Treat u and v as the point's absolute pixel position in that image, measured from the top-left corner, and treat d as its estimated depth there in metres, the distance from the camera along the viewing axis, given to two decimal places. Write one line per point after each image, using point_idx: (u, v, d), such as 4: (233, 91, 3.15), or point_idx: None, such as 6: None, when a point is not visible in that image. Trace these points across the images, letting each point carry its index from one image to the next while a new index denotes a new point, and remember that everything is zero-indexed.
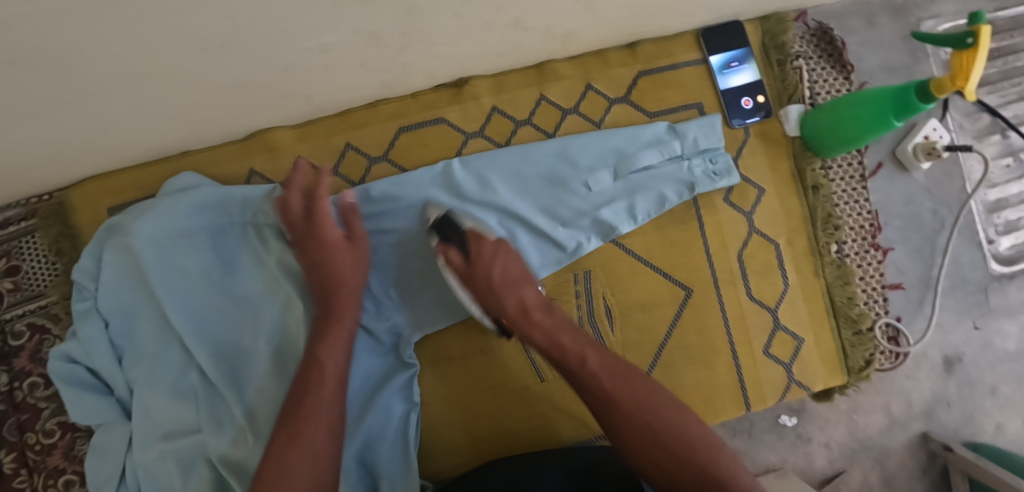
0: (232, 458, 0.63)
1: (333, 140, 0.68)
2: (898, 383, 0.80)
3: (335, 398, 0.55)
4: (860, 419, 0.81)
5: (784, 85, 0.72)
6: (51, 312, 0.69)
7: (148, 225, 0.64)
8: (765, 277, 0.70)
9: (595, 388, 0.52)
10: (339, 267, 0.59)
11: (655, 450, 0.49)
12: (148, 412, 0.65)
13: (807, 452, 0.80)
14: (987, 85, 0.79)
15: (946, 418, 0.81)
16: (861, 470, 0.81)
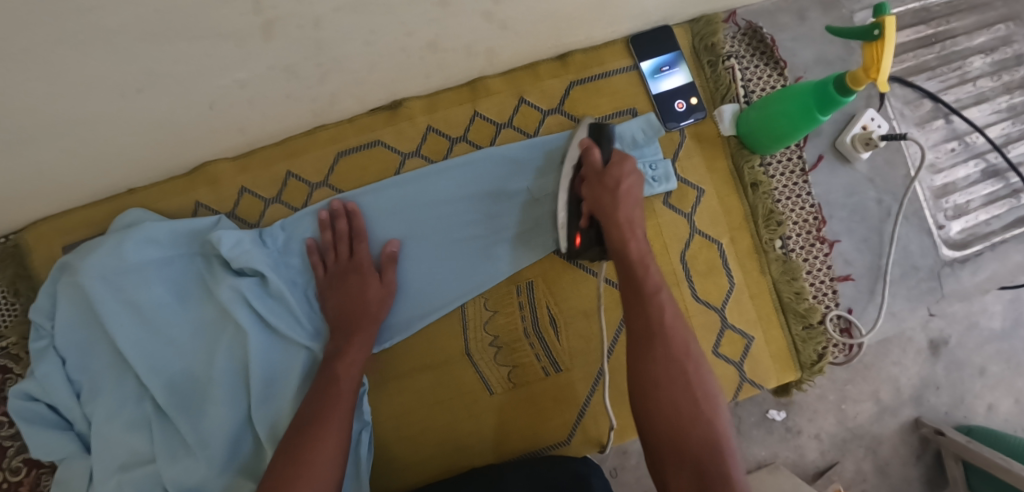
0: (188, 485, 0.63)
1: (274, 168, 0.70)
2: (886, 374, 1.01)
3: (347, 405, 0.57)
4: (848, 409, 1.00)
5: (717, 85, 0.72)
6: (11, 352, 0.70)
7: (96, 261, 0.64)
8: (709, 277, 0.71)
9: (644, 318, 0.53)
10: (365, 296, 0.63)
11: (679, 399, 0.49)
12: (106, 446, 0.65)
13: (797, 445, 1.00)
14: (927, 71, 0.78)
15: (937, 402, 1.02)
16: (854, 460, 1.00)
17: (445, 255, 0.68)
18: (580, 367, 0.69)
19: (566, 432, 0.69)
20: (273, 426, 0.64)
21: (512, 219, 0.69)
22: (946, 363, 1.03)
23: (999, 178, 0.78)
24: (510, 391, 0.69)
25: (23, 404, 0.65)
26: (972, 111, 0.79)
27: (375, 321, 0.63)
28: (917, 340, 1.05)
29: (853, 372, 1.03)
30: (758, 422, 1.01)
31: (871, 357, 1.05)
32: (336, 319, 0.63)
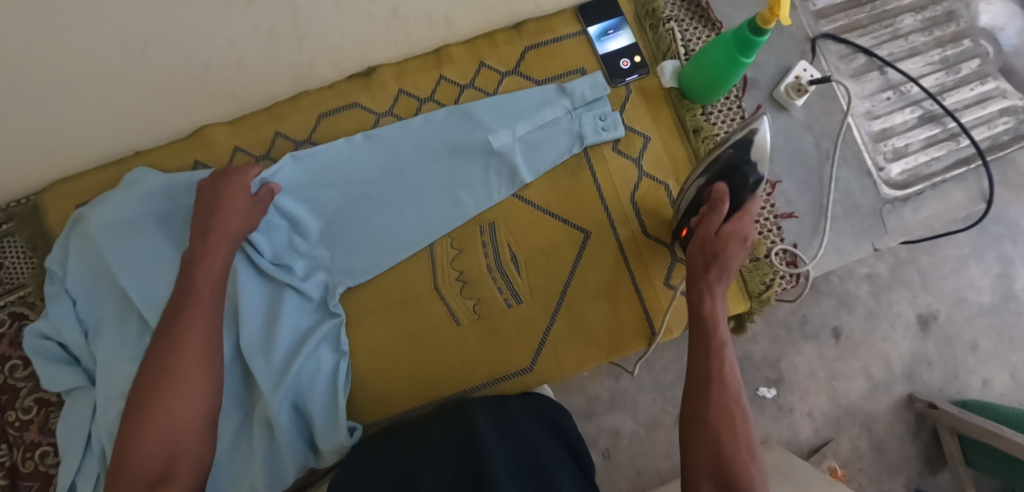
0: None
1: (262, 130, 0.77)
2: (877, 348, 1.08)
3: (209, 310, 0.62)
4: (841, 385, 1.08)
5: (659, 45, 0.79)
6: (27, 300, 0.79)
7: (106, 213, 0.73)
8: (658, 215, 0.77)
9: (704, 364, 0.57)
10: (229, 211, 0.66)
11: (724, 438, 0.52)
12: (106, 379, 0.71)
13: (790, 423, 1.07)
14: (859, 29, 0.83)
15: (931, 378, 1.08)
16: (850, 438, 1.06)
17: (408, 203, 0.74)
18: (540, 299, 0.74)
19: (527, 360, 0.74)
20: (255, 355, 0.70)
21: (470, 167, 0.75)
22: (937, 338, 1.09)
23: (936, 123, 0.82)
24: (475, 323, 0.74)
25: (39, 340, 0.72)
26: (906, 64, 0.82)
27: (234, 233, 0.66)
28: (906, 315, 1.09)
29: (843, 349, 1.08)
30: (749, 401, 1.07)
31: (862, 333, 1.09)
32: (195, 229, 0.66)
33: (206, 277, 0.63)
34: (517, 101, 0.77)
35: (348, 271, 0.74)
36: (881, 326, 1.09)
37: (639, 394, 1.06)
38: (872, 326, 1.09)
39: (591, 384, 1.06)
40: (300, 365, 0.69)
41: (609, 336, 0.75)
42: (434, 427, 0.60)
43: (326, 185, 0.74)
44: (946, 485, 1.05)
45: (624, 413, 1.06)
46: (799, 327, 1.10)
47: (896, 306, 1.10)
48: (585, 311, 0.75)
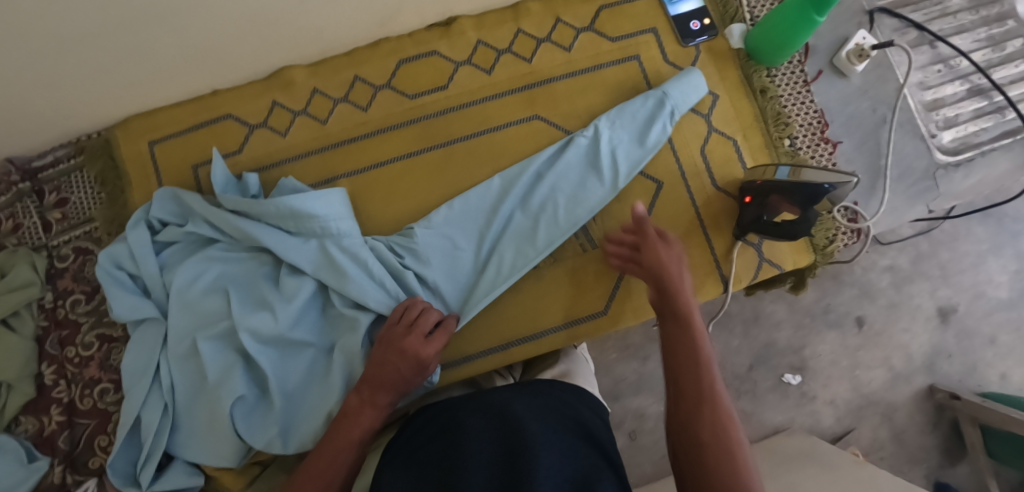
0: (263, 336, 0.68)
1: (342, 74, 0.78)
2: (896, 338, 1.10)
3: (343, 463, 0.56)
4: (863, 374, 1.09)
5: (726, 9, 0.82)
6: (93, 236, 0.78)
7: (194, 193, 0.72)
8: (727, 169, 0.79)
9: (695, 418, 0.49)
10: (399, 367, 0.60)
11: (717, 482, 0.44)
12: (185, 308, 0.70)
13: (812, 410, 1.08)
14: (910, 5, 0.86)
15: (950, 369, 1.10)
16: (871, 427, 1.08)
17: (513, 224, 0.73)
18: None
19: (602, 303, 0.75)
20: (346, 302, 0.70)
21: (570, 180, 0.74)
22: (957, 330, 1.10)
23: (984, 96, 0.85)
24: (550, 265, 0.75)
25: (112, 269, 0.71)
26: (955, 40, 0.86)
27: (399, 387, 0.60)
28: (926, 308, 1.11)
29: (865, 339, 1.10)
30: (773, 387, 1.09)
31: (884, 323, 1.10)
32: (365, 376, 0.61)
33: (355, 423, 0.58)
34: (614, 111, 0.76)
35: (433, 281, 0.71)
36: (901, 318, 1.10)
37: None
38: (893, 318, 1.11)
39: (619, 366, 1.05)
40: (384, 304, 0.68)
41: None
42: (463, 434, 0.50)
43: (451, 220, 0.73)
44: (965, 477, 1.07)
45: (650, 395, 1.06)
46: (823, 315, 1.11)
47: (917, 298, 1.11)
48: None
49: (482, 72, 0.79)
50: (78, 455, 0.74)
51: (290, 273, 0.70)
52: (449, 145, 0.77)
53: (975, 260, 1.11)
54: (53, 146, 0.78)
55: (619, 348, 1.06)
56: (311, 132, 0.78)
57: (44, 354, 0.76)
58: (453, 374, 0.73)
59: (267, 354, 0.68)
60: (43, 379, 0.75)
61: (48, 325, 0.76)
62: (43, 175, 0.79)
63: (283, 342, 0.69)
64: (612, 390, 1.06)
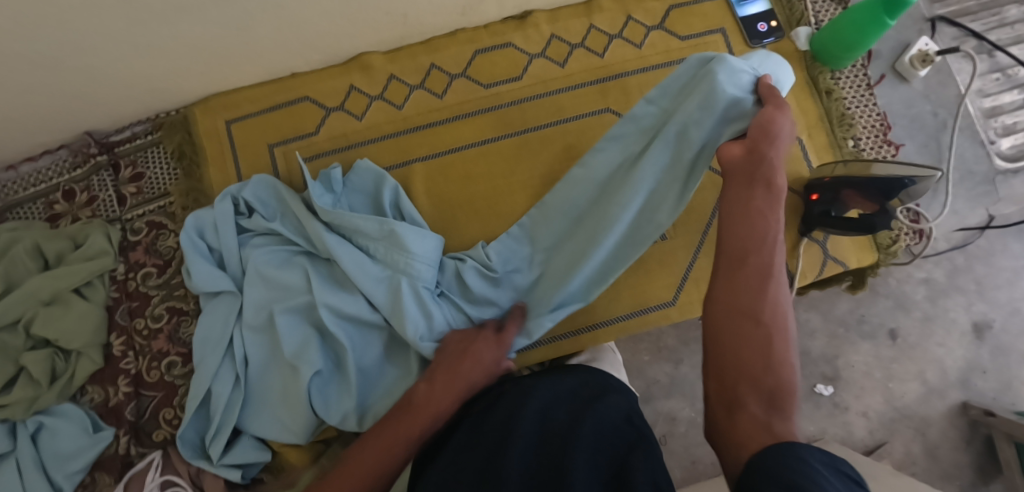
0: (343, 314, 0.68)
1: (419, 61, 0.80)
2: (931, 351, 1.09)
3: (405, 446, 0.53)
4: (896, 386, 1.08)
5: (792, 12, 0.84)
6: (167, 211, 0.79)
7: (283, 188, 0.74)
8: (792, 166, 0.80)
9: (750, 335, 0.44)
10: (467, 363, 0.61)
11: (752, 385, 0.42)
12: (262, 284, 0.71)
13: (845, 421, 1.07)
14: (970, 15, 0.88)
15: (984, 386, 1.08)
16: (904, 441, 1.06)
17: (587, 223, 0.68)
18: (682, 236, 0.77)
19: (669, 293, 0.76)
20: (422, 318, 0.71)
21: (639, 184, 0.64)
22: (991, 347, 1.09)
23: None
24: None
25: (196, 237, 0.72)
26: (1013, 49, 0.88)
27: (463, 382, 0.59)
28: (961, 323, 1.10)
29: (899, 351, 1.10)
30: (806, 397, 1.08)
31: (918, 337, 1.09)
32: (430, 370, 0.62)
33: (415, 418, 0.56)
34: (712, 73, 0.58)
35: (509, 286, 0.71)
36: (936, 332, 1.10)
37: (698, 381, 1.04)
38: (928, 331, 1.10)
39: (651, 368, 1.03)
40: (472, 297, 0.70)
41: None
42: (502, 418, 0.53)
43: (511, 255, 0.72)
44: None
45: (682, 399, 1.03)
46: (857, 326, 1.10)
47: (952, 312, 1.11)
48: None
49: (555, 65, 0.81)
50: (143, 425, 0.74)
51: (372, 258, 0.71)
52: (523, 133, 0.79)
53: (1010, 277, 1.10)
54: (132, 121, 0.81)
55: (652, 350, 1.05)
56: (386, 116, 0.79)
57: (114, 324, 0.76)
58: (521, 357, 0.74)
59: (344, 329, 0.68)
60: (112, 349, 0.75)
61: (118, 296, 0.77)
62: (120, 149, 0.81)
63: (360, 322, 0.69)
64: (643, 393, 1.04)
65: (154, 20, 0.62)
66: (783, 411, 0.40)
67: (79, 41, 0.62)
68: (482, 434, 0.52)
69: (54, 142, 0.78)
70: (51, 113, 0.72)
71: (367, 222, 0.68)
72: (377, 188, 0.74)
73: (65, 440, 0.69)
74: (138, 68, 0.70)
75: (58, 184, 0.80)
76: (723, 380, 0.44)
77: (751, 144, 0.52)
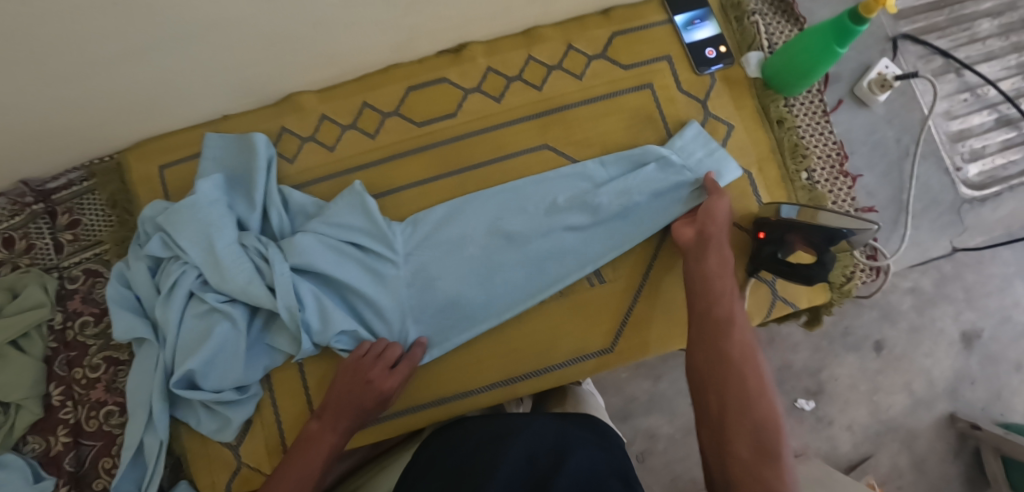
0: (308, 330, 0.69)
1: (352, 100, 0.78)
2: (918, 362, 1.03)
3: (324, 459, 0.62)
4: (882, 400, 1.03)
5: (743, 36, 0.80)
6: (103, 258, 0.79)
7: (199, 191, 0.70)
8: (742, 202, 0.76)
9: (738, 380, 0.52)
10: (354, 391, 0.64)
11: (739, 431, 0.48)
12: (201, 313, 0.69)
13: (829, 435, 1.02)
14: (937, 31, 0.83)
15: (974, 397, 1.03)
16: (889, 453, 1.01)
17: (505, 199, 0.74)
18: (622, 278, 0.75)
19: (609, 339, 0.74)
20: (235, 287, 0.67)
21: (588, 228, 0.72)
22: (981, 357, 1.03)
23: (1013, 126, 0.82)
24: (559, 300, 0.74)
25: (151, 224, 0.72)
26: (983, 67, 0.82)
27: (349, 406, 0.64)
28: (949, 332, 1.03)
29: (884, 363, 1.03)
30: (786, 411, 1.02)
31: (904, 348, 1.02)
32: (327, 401, 0.65)
33: (319, 444, 0.63)
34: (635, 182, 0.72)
35: (489, 313, 0.72)
36: (924, 342, 1.03)
37: (676, 397, 1.01)
38: (915, 342, 1.03)
39: (629, 385, 1.00)
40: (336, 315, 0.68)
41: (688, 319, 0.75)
42: (491, 451, 0.55)
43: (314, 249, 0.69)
44: None
45: (662, 415, 1.01)
46: (841, 338, 1.03)
47: (939, 322, 1.04)
48: (668, 293, 0.75)
49: (492, 100, 0.78)
50: (84, 475, 0.75)
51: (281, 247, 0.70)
52: (459, 174, 0.76)
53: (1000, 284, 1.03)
54: (65, 168, 0.79)
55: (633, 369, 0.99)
56: (319, 159, 0.78)
57: (52, 374, 0.76)
58: (454, 407, 0.73)
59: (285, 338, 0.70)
60: (50, 399, 0.75)
61: (56, 346, 0.77)
62: (56, 196, 0.79)
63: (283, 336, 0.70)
64: (622, 409, 1.01)
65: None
66: (772, 448, 0.46)
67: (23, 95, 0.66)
68: (466, 470, 0.54)
69: None
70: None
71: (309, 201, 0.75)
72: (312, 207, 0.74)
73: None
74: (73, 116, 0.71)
75: None
76: (711, 426, 0.50)
77: (700, 227, 0.66)
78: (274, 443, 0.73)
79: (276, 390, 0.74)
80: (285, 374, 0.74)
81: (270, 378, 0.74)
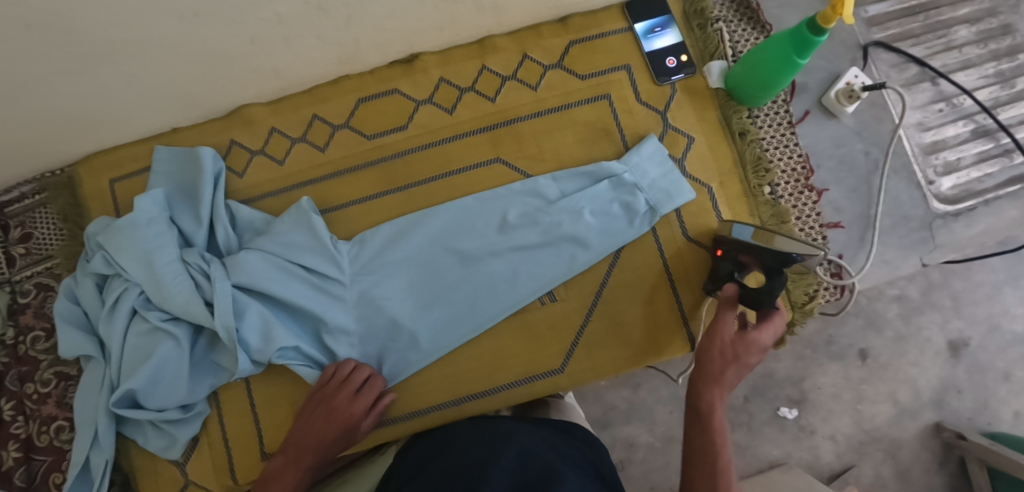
0: (251, 350, 0.69)
1: (301, 112, 0.77)
2: (905, 371, 0.96)
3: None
4: (866, 409, 0.96)
5: (706, 44, 0.77)
6: (54, 272, 0.79)
7: (144, 208, 0.70)
8: (701, 218, 0.74)
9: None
10: (321, 426, 0.64)
11: None
12: (143, 331, 0.69)
13: (811, 445, 0.95)
14: (912, 38, 0.81)
15: (960, 406, 0.95)
16: (872, 463, 0.95)
17: (451, 219, 0.73)
18: (574, 297, 0.73)
19: (559, 360, 0.72)
20: (178, 307, 0.67)
21: (537, 253, 0.71)
22: (968, 366, 0.96)
23: (990, 138, 0.79)
24: (508, 320, 0.73)
25: (96, 242, 0.72)
26: (960, 75, 0.80)
27: (313, 444, 0.63)
28: (936, 342, 0.96)
29: (870, 372, 0.96)
30: (769, 420, 0.96)
31: (891, 356, 0.96)
32: (293, 436, 0.65)
33: (281, 480, 0.61)
34: (582, 207, 0.71)
35: (434, 337, 0.71)
36: (910, 350, 0.96)
37: (657, 405, 0.94)
38: (900, 351, 0.97)
39: (609, 392, 0.93)
40: (278, 337, 0.68)
41: (645, 338, 0.72)
42: (483, 452, 0.52)
43: (253, 267, 0.68)
44: None
45: (640, 425, 0.94)
46: (824, 347, 0.97)
47: (925, 330, 0.97)
48: (623, 312, 0.73)
49: (444, 112, 0.77)
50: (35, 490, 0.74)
51: (223, 265, 0.69)
52: (408, 188, 0.75)
53: (990, 291, 0.96)
54: (18, 182, 0.79)
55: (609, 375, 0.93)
56: (269, 173, 0.77)
57: (5, 389, 0.76)
58: (400, 427, 0.72)
59: (226, 356, 0.70)
60: (2, 414, 0.76)
61: (8, 361, 0.77)
62: (9, 209, 0.79)
63: (225, 353, 0.70)
64: (599, 418, 0.94)
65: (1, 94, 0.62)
66: None
67: None
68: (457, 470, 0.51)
69: None
70: None
71: (255, 215, 0.73)
72: (258, 224, 0.73)
73: None
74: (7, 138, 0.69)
75: None
76: None
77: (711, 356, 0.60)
78: (220, 462, 0.72)
79: (223, 407, 0.73)
80: (232, 391, 0.73)
81: (218, 395, 0.73)
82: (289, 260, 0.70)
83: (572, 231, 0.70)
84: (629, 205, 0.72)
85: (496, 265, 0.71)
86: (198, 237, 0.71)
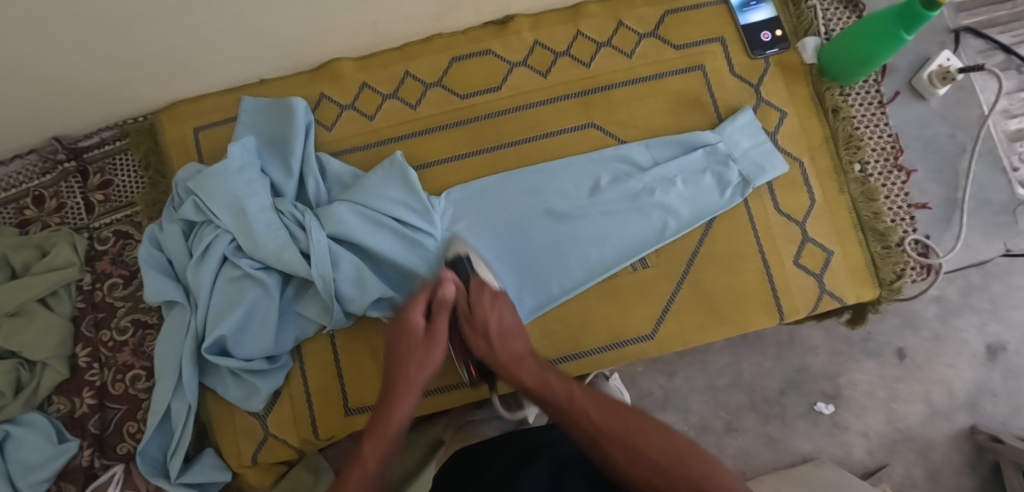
0: (342, 301, 0.68)
1: (391, 69, 0.76)
2: (939, 373, 0.91)
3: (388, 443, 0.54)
4: (899, 408, 0.91)
5: (800, 21, 0.77)
6: (134, 220, 0.78)
7: (235, 154, 0.68)
8: (790, 191, 0.74)
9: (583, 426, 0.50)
10: (408, 357, 0.59)
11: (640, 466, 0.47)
12: (234, 278, 0.68)
13: (844, 441, 0.91)
14: (999, 26, 0.81)
15: (993, 411, 0.90)
16: (904, 463, 0.90)
17: (544, 179, 0.72)
18: (664, 264, 0.72)
19: (650, 325, 0.72)
20: (273, 254, 0.66)
21: (631, 216, 0.71)
22: (1003, 370, 0.91)
23: None
24: (599, 287, 0.72)
25: (185, 189, 0.71)
26: None
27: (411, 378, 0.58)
28: (974, 344, 0.91)
29: (907, 370, 0.91)
30: (803, 414, 0.92)
31: (926, 356, 0.91)
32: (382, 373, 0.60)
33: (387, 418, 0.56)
34: (676, 173, 0.71)
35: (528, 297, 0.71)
36: (945, 352, 0.92)
37: (693, 394, 0.92)
38: (936, 351, 0.92)
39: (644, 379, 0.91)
40: (371, 289, 0.67)
41: (732, 306, 0.72)
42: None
43: (349, 217, 0.67)
44: None
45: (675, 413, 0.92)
46: (861, 343, 0.93)
47: (962, 332, 0.92)
48: (713, 281, 0.72)
49: (537, 75, 0.76)
50: (107, 438, 0.73)
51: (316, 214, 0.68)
52: (500, 149, 0.74)
53: None
54: (98, 127, 0.78)
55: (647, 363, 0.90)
56: (357, 127, 0.76)
57: (80, 335, 0.75)
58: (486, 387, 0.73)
59: (314, 308, 0.69)
60: (77, 360, 0.74)
61: (84, 306, 0.76)
62: (88, 155, 0.78)
63: (314, 304, 0.69)
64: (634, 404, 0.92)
65: (110, 29, 0.60)
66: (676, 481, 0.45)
67: (74, 56, 0.63)
68: None
69: (23, 147, 0.75)
70: (27, 118, 0.70)
71: (344, 168, 0.72)
72: (347, 177, 0.72)
73: (29, 450, 0.69)
74: (101, 75, 0.67)
75: (29, 189, 0.78)
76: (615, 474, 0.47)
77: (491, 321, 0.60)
78: (301, 415, 0.72)
79: (305, 361, 0.72)
80: (315, 345, 0.72)
81: (299, 349, 0.72)
82: (382, 213, 0.69)
83: (665, 197, 0.71)
84: (721, 175, 0.72)
85: (592, 224, 0.71)
86: (288, 186, 0.70)
